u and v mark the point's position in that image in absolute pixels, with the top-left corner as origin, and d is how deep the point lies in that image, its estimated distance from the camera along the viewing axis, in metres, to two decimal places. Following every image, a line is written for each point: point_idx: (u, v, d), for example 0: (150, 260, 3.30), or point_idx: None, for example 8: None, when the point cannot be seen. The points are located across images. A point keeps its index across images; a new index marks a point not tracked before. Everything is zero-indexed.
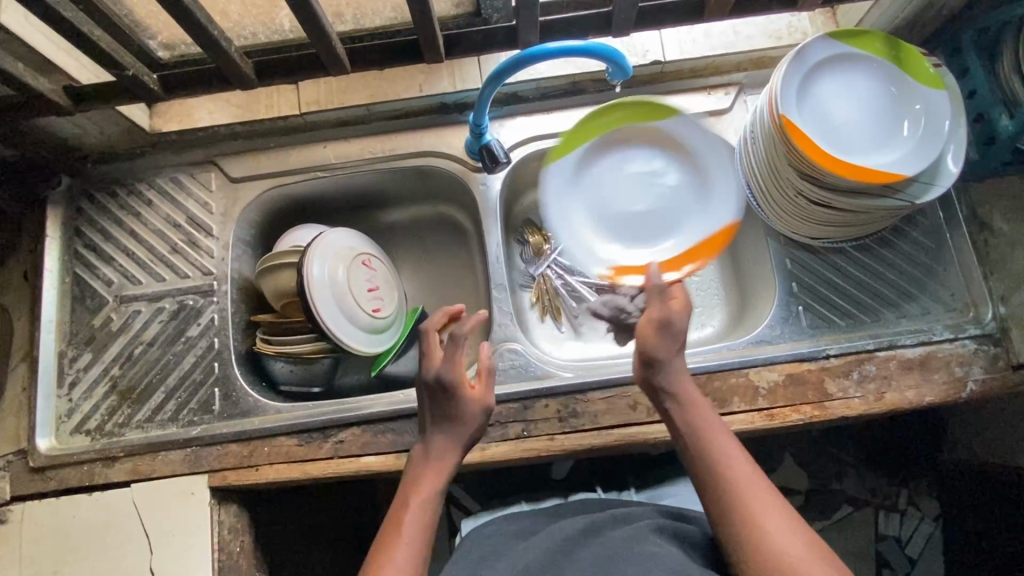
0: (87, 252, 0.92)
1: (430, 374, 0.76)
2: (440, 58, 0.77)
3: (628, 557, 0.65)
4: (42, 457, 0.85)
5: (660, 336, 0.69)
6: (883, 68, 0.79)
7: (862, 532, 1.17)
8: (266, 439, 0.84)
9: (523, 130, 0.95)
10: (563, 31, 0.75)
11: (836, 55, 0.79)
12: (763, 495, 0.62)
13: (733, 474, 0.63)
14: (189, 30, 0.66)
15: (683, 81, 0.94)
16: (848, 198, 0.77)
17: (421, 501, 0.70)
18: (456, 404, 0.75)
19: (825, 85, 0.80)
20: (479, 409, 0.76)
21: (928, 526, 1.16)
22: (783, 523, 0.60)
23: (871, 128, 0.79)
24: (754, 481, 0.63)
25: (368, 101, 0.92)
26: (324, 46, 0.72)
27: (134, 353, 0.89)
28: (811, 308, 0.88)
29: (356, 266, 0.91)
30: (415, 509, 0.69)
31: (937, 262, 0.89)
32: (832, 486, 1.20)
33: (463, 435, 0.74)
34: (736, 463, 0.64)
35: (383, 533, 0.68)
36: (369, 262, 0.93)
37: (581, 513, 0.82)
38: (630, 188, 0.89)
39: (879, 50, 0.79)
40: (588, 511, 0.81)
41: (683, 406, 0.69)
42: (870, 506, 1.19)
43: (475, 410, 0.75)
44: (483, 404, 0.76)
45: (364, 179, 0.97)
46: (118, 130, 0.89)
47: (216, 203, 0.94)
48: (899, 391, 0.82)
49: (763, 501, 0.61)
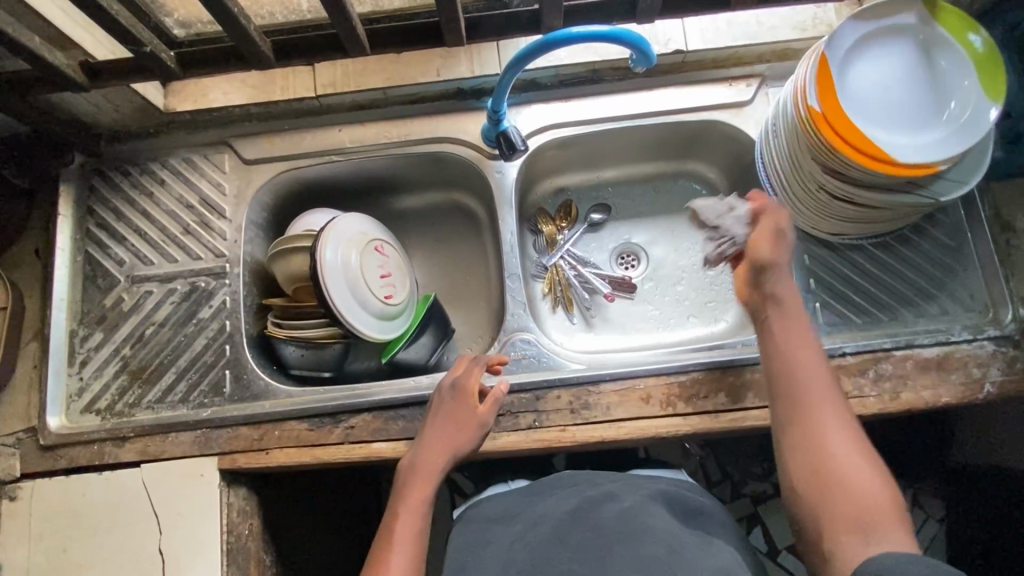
0: (99, 231, 0.92)
1: (445, 382, 0.81)
2: (460, 41, 0.75)
3: (622, 554, 0.65)
4: (53, 435, 0.84)
5: (777, 243, 0.73)
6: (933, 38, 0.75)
7: None
8: (276, 423, 0.84)
9: (541, 118, 0.94)
10: (588, 16, 0.74)
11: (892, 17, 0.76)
12: (828, 405, 0.63)
13: (813, 388, 0.64)
14: (210, 7, 0.65)
15: (704, 72, 0.93)
16: (872, 194, 0.76)
17: (415, 504, 0.73)
18: (460, 415, 0.78)
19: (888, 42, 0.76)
20: (482, 417, 0.79)
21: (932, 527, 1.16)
22: (847, 439, 0.61)
23: (910, 107, 0.75)
24: (829, 396, 0.64)
25: (385, 85, 0.91)
26: (345, 26, 0.70)
27: (145, 334, 0.89)
28: (828, 305, 0.88)
29: (371, 254, 0.90)
30: (410, 510, 0.72)
31: (958, 261, 0.87)
32: None
33: (461, 447, 0.77)
34: (818, 378, 0.65)
35: (381, 536, 0.72)
36: (383, 252, 0.92)
37: (572, 478, 0.80)
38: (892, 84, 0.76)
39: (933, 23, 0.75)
40: (580, 477, 0.80)
41: (780, 310, 0.70)
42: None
43: (478, 419, 0.79)
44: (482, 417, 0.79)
45: (379, 164, 0.96)
46: (132, 109, 0.88)
47: (230, 185, 0.93)
48: (916, 391, 0.81)
49: (834, 418, 0.62)
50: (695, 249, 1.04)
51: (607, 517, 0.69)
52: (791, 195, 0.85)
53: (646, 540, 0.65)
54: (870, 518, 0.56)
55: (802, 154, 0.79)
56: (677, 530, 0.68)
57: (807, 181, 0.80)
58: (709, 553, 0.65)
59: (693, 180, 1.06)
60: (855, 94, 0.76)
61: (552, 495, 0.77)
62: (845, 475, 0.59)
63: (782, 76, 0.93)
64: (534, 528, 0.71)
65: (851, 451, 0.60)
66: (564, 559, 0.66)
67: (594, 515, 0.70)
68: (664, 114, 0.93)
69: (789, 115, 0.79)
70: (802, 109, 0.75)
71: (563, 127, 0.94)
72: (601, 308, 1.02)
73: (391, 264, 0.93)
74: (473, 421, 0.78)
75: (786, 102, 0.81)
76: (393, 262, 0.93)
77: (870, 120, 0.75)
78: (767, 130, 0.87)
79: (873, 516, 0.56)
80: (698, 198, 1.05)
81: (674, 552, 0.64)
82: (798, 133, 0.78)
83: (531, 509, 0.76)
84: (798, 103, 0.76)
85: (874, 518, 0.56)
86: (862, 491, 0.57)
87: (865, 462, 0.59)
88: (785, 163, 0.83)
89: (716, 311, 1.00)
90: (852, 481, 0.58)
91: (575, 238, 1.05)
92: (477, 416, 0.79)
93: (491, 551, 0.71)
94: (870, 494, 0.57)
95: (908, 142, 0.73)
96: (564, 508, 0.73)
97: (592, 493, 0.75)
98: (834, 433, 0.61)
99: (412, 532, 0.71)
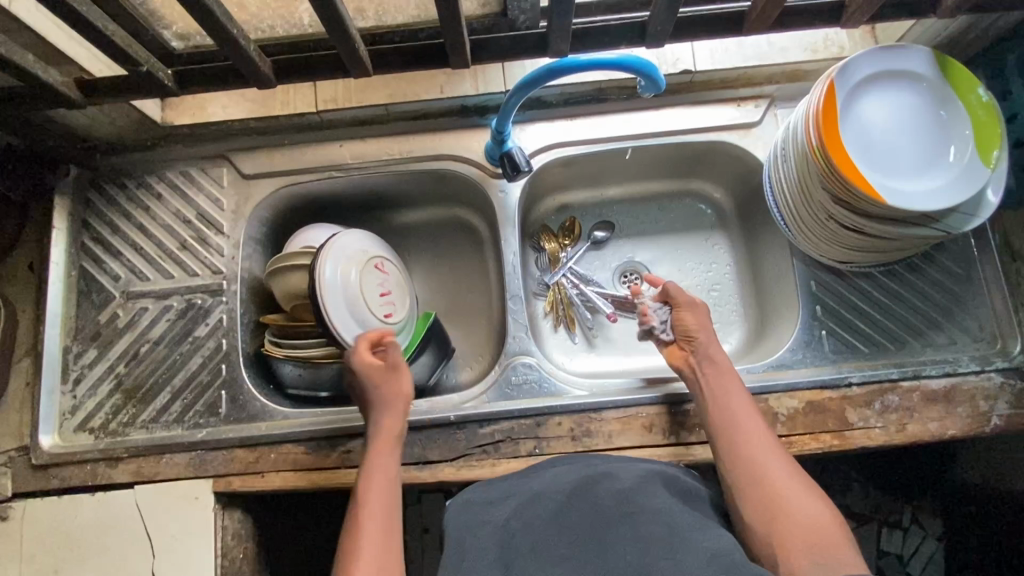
0: (94, 245, 0.90)
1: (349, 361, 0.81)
2: (465, 63, 0.74)
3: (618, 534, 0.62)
4: (45, 454, 0.83)
5: (694, 318, 0.80)
6: (938, 85, 0.74)
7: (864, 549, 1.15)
8: (272, 446, 0.82)
9: (546, 137, 0.92)
10: (594, 40, 0.73)
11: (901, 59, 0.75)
12: (762, 439, 0.71)
13: (751, 433, 0.71)
14: (209, 30, 0.63)
15: (712, 92, 0.91)
16: (883, 225, 0.74)
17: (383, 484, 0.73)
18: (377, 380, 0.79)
19: (893, 85, 0.75)
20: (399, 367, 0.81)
21: (929, 545, 1.14)
22: (786, 474, 0.67)
23: (912, 149, 0.74)
24: (765, 440, 0.71)
25: (387, 102, 0.89)
26: (348, 48, 0.69)
27: (140, 351, 0.87)
28: (835, 333, 0.86)
29: (371, 268, 0.88)
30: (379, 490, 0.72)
31: (966, 290, 0.86)
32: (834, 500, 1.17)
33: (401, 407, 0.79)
34: (753, 424, 0.72)
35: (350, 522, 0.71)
36: (384, 266, 0.90)
37: (574, 459, 0.76)
38: (895, 124, 0.75)
39: (939, 70, 0.74)
40: (581, 458, 0.75)
41: (715, 368, 0.77)
42: (872, 523, 1.16)
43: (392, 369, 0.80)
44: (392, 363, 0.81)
45: (381, 180, 0.94)
46: (128, 122, 0.86)
47: (228, 200, 0.91)
48: (922, 423, 0.80)
49: (775, 459, 0.69)
50: (700, 269, 1.02)
51: (605, 499, 0.66)
52: (799, 222, 0.83)
53: (645, 522, 0.63)
54: (819, 541, 0.61)
55: (812, 182, 0.77)
56: (674, 508, 0.65)
57: (816, 209, 0.79)
58: (704, 528, 0.62)
59: (698, 199, 1.04)
60: (858, 130, 0.74)
61: (550, 470, 0.74)
62: (790, 508, 0.64)
63: (792, 97, 0.92)
64: (531, 506, 0.68)
65: (793, 485, 0.66)
66: (562, 544, 0.63)
67: (594, 495, 0.67)
68: (671, 134, 0.92)
69: (800, 142, 0.77)
70: (814, 137, 0.73)
71: (568, 146, 0.92)
72: (603, 328, 1.00)
73: (391, 279, 0.90)
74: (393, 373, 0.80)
75: (795, 128, 0.79)
76: (393, 277, 0.91)
77: (872, 157, 0.74)
78: (776, 153, 0.85)
79: (820, 538, 0.61)
80: (702, 218, 1.04)
81: (673, 532, 0.61)
82: (808, 161, 0.76)
83: (524, 482, 0.72)
84: (809, 132, 0.74)
85: (821, 540, 0.61)
86: (807, 519, 0.63)
87: (801, 488, 0.66)
88: (794, 189, 0.81)
89: (719, 333, 0.98)
90: (797, 512, 0.64)
91: (577, 256, 1.03)
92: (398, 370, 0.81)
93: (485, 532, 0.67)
94: (815, 522, 0.63)
95: (908, 183, 0.72)
96: (561, 486, 0.69)
97: (590, 471, 0.72)
98: (774, 471, 0.68)
99: (383, 514, 0.71)
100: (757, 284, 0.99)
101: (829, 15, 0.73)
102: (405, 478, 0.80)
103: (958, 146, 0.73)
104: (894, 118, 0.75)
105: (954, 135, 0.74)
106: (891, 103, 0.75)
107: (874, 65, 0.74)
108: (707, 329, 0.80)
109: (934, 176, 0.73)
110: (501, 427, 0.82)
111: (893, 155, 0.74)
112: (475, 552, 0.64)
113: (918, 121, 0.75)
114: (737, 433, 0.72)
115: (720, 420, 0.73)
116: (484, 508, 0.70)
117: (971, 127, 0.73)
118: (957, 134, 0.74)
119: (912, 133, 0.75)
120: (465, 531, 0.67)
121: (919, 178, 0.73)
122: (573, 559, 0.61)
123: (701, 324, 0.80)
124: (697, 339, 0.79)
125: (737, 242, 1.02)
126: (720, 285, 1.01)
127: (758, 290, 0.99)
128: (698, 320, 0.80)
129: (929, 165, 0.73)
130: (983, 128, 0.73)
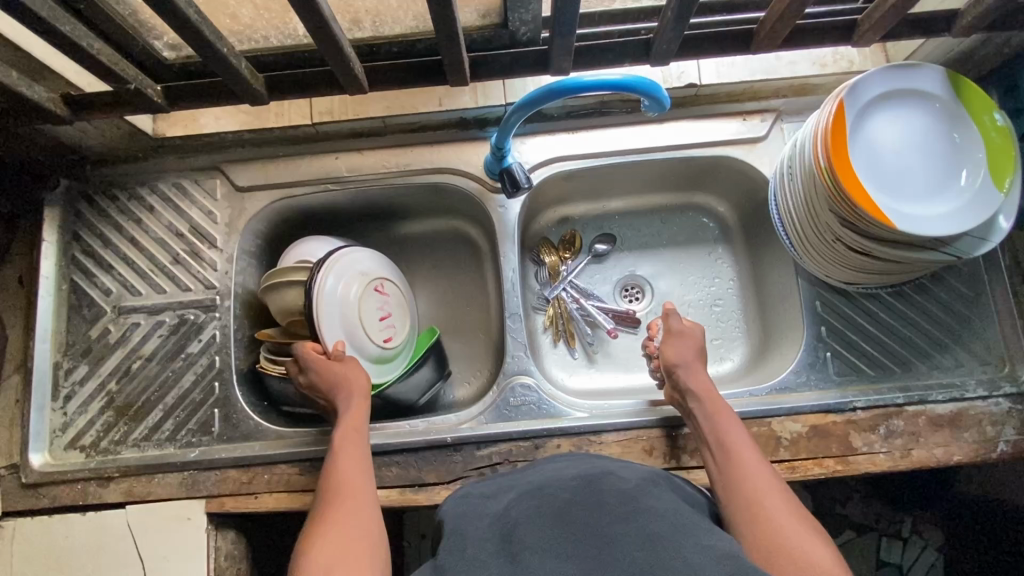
0: (85, 258, 0.88)
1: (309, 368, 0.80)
2: (465, 79, 0.72)
3: (615, 518, 0.54)
4: (35, 473, 0.82)
5: (677, 348, 0.78)
6: (951, 105, 0.72)
7: (862, 560, 1.09)
8: (266, 467, 0.81)
9: (548, 150, 0.90)
10: (598, 56, 0.72)
11: (914, 77, 0.72)
12: (762, 472, 0.65)
13: (747, 457, 0.67)
14: (199, 49, 0.61)
15: (718, 106, 0.89)
16: (889, 249, 0.72)
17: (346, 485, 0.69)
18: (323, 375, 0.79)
19: (905, 104, 0.73)
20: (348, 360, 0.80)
21: (931, 556, 1.07)
22: (782, 507, 0.61)
23: (922, 171, 0.72)
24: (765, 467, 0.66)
25: (384, 114, 0.88)
26: (342, 66, 0.67)
27: (132, 368, 0.86)
28: (840, 355, 0.85)
29: (374, 290, 0.86)
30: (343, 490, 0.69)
31: (974, 312, 0.84)
32: (835, 510, 1.11)
33: (357, 397, 0.78)
34: (750, 449, 0.68)
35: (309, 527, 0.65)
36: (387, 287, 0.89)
37: (570, 458, 0.69)
38: (906, 145, 0.73)
39: (954, 89, 0.72)
40: (577, 459, 0.68)
41: (705, 406, 0.73)
42: (872, 532, 1.09)
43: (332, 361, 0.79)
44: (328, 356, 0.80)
45: (377, 194, 0.92)
46: (120, 134, 0.84)
47: (221, 212, 0.89)
48: (927, 449, 0.79)
49: (773, 485, 0.64)
50: (702, 284, 1.00)
51: (607, 491, 0.58)
52: (804, 242, 0.82)
53: (648, 514, 0.55)
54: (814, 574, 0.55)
55: (817, 201, 0.75)
56: (683, 509, 0.57)
57: (822, 229, 0.77)
58: (714, 528, 0.54)
59: (700, 213, 1.02)
60: (868, 150, 0.72)
61: (549, 466, 0.67)
62: (784, 537, 0.58)
63: (798, 112, 0.90)
64: (532, 500, 0.59)
65: (791, 515, 0.60)
66: (568, 536, 0.53)
67: (597, 491, 0.58)
68: (675, 148, 0.89)
69: (807, 160, 0.75)
70: (820, 157, 0.71)
71: (570, 160, 0.90)
72: (603, 343, 0.99)
73: (395, 300, 0.89)
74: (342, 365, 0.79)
75: (802, 145, 0.77)
76: (395, 298, 0.89)
77: (883, 178, 0.71)
78: (780, 170, 0.83)
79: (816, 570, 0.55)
80: (706, 231, 1.02)
81: (676, 527, 0.53)
82: (815, 180, 0.74)
83: (521, 477, 0.66)
84: (817, 151, 0.72)
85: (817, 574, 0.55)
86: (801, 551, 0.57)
87: (801, 523, 0.60)
88: (799, 207, 0.79)
89: (722, 350, 0.97)
90: (793, 544, 0.58)
91: (578, 270, 1.00)
92: (348, 365, 0.80)
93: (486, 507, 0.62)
94: (811, 555, 0.56)
95: (918, 206, 0.70)
96: (563, 483, 0.61)
97: (591, 470, 0.64)
98: (771, 498, 0.62)
99: (350, 517, 0.65)
100: (760, 301, 0.97)
101: (838, 34, 0.71)
102: (401, 499, 0.79)
103: (970, 169, 0.72)
104: (905, 138, 0.73)
105: (966, 157, 0.72)
106: (903, 123, 0.73)
107: (885, 84, 0.72)
108: (692, 361, 0.77)
109: (944, 199, 0.71)
110: (499, 449, 0.81)
111: (903, 177, 0.72)
112: (471, 546, 0.54)
113: (929, 142, 0.73)
114: (734, 459, 0.67)
115: (717, 449, 0.69)
116: (480, 503, 0.63)
117: (985, 150, 0.72)
118: (969, 156, 0.72)
119: (923, 154, 0.73)
120: (459, 525, 0.59)
121: (928, 200, 0.71)
122: (568, 540, 0.53)
123: (685, 357, 0.77)
124: (678, 373, 0.76)
125: (741, 257, 1.00)
126: (722, 300, 0.99)
127: (761, 308, 0.97)
128: (679, 356, 0.77)
129: (939, 187, 0.71)
130: (998, 150, 0.71)
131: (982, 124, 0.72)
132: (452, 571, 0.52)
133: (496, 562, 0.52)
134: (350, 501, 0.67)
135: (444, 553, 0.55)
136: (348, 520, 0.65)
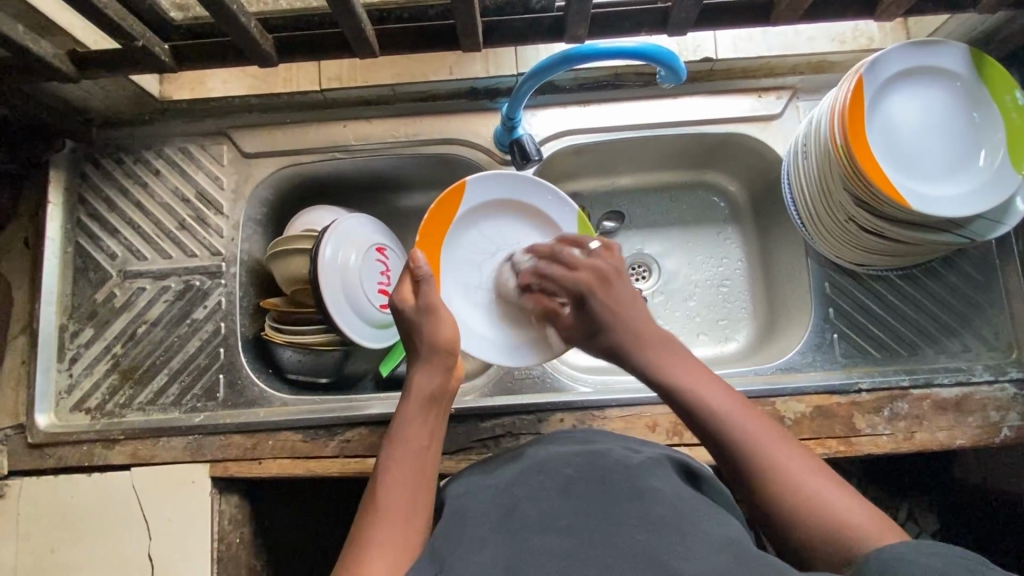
0: (91, 221, 0.88)
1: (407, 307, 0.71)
2: (478, 46, 0.71)
3: (618, 499, 0.53)
4: (41, 433, 0.82)
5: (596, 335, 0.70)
6: (976, 84, 0.71)
7: None
8: (270, 432, 0.81)
9: (559, 123, 0.88)
10: (613, 25, 0.70)
11: (939, 56, 0.71)
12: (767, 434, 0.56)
13: (743, 416, 0.58)
14: (207, 6, 0.60)
15: (734, 81, 0.87)
16: (902, 229, 0.72)
17: (411, 470, 0.61)
18: (429, 323, 0.70)
19: (928, 85, 0.72)
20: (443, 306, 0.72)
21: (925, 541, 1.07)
22: (802, 466, 0.54)
23: (943, 154, 0.71)
24: (757, 418, 0.58)
25: (393, 82, 0.86)
26: (353, 30, 0.66)
27: (137, 332, 0.86)
28: (847, 337, 0.84)
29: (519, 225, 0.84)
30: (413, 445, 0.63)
31: (985, 298, 0.84)
32: None
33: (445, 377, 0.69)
34: (739, 407, 0.58)
35: (362, 515, 0.58)
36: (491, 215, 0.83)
37: (573, 434, 0.69)
38: (932, 125, 0.72)
39: (977, 68, 0.71)
40: (581, 436, 0.68)
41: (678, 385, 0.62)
42: None
43: (435, 310, 0.70)
44: (432, 305, 0.70)
45: (386, 163, 0.91)
46: (126, 95, 0.83)
47: (227, 178, 0.88)
48: (930, 432, 0.79)
49: (780, 444, 0.56)
50: (710, 264, 0.99)
51: (612, 472, 0.58)
52: (817, 223, 0.80)
53: (653, 496, 0.54)
54: (848, 546, 0.49)
55: (832, 181, 0.74)
56: (687, 489, 0.57)
57: (835, 210, 0.76)
58: (718, 510, 0.53)
59: (712, 192, 1.01)
60: (891, 133, 0.71)
61: (553, 442, 0.67)
62: (810, 497, 0.52)
63: (815, 90, 0.88)
64: (536, 476, 0.59)
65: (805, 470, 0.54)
66: (570, 513, 0.53)
67: (601, 467, 0.58)
68: (690, 124, 0.88)
69: (823, 139, 0.74)
70: (837, 137, 0.70)
71: (577, 134, 0.89)
72: None
73: (478, 236, 0.83)
74: (440, 310, 0.70)
75: (818, 124, 0.76)
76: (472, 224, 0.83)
77: (905, 159, 0.71)
78: (795, 148, 0.82)
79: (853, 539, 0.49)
80: (716, 211, 1.00)
81: (680, 511, 0.52)
82: (831, 160, 0.72)
83: (525, 451, 0.66)
84: (834, 130, 0.70)
85: (853, 543, 0.49)
86: (830, 515, 0.50)
87: (817, 480, 0.53)
88: (813, 188, 0.78)
89: (728, 330, 0.96)
90: (816, 503, 0.51)
91: None
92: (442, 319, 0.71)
93: (488, 481, 0.62)
94: (840, 517, 0.50)
95: (934, 189, 0.70)
96: (566, 460, 0.61)
97: (592, 446, 0.63)
98: (782, 456, 0.54)
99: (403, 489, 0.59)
100: (768, 283, 0.96)
101: (861, 6, 0.70)
102: None
103: (992, 153, 0.71)
104: (932, 119, 0.72)
105: (987, 138, 0.71)
106: (929, 104, 0.72)
107: (908, 66, 0.71)
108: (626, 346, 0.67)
109: (961, 183, 0.70)
110: (503, 421, 0.81)
111: (924, 157, 0.71)
112: (473, 525, 0.54)
113: (958, 125, 0.72)
114: (719, 420, 0.58)
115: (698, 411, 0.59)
116: (483, 478, 0.63)
117: (1005, 131, 0.71)
118: (989, 138, 0.71)
119: (949, 136, 0.72)
120: (463, 503, 0.59)
121: (945, 184, 0.71)
122: (569, 520, 0.52)
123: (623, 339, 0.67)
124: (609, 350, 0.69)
125: (751, 237, 0.99)
126: (731, 278, 0.98)
127: (769, 290, 0.96)
128: (585, 328, 0.72)
129: (959, 171, 0.71)
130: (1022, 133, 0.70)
131: (1004, 104, 0.71)
132: (455, 551, 0.51)
133: (495, 540, 0.51)
134: (412, 481, 0.60)
135: (442, 538, 0.54)
136: (410, 517, 0.57)
